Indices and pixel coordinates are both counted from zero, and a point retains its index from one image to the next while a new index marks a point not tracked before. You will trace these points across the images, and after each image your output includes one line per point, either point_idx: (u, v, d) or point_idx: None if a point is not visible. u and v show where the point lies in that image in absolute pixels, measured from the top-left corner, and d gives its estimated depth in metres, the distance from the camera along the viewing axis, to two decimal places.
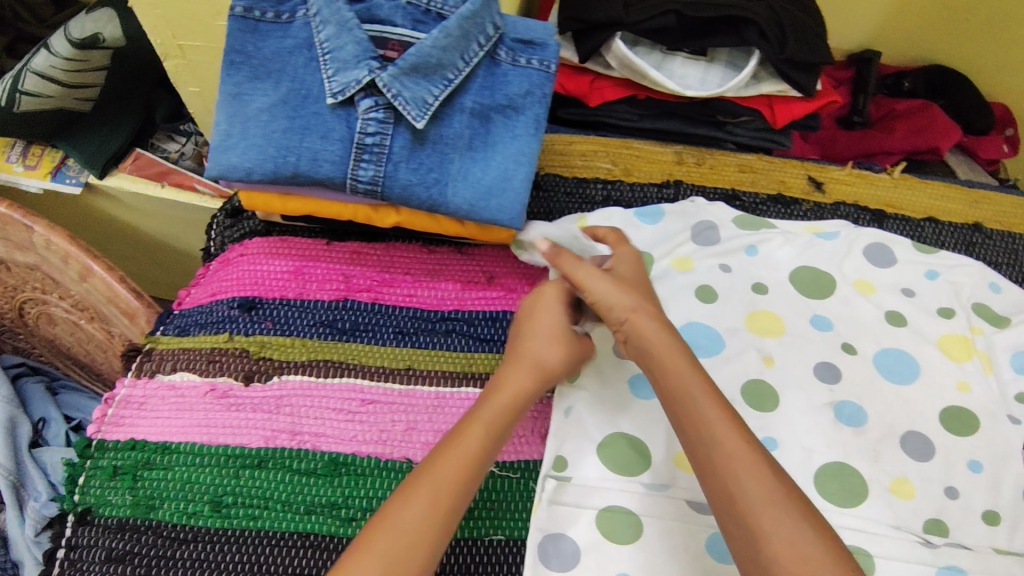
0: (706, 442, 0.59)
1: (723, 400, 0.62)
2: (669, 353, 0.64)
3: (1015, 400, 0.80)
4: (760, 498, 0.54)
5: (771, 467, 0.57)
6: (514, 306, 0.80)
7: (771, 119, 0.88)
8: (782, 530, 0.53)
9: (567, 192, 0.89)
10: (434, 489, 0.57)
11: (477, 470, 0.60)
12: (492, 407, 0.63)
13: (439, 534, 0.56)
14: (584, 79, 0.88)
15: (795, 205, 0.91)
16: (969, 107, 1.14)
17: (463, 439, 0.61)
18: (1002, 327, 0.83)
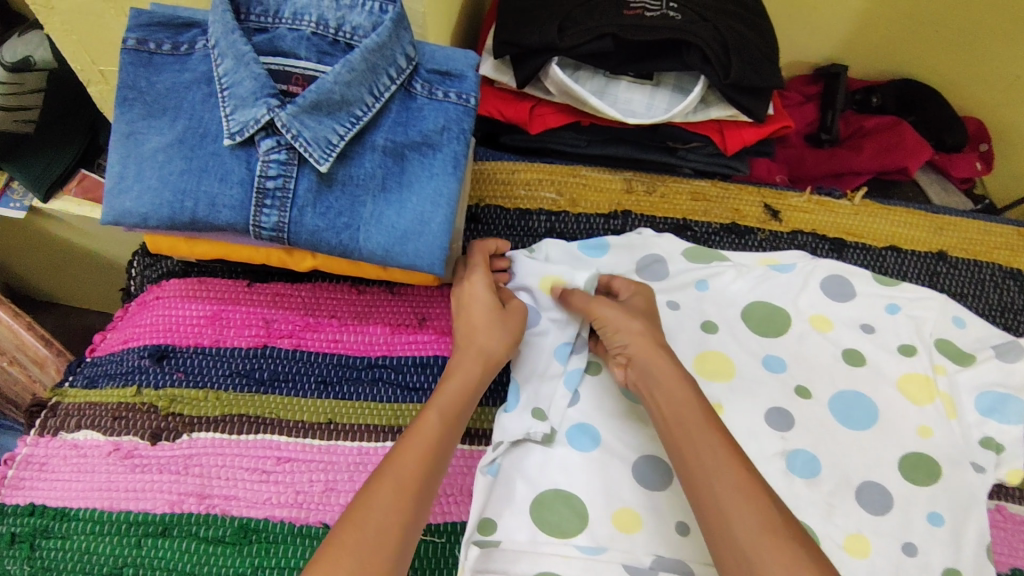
0: (705, 478, 0.56)
1: (722, 430, 0.60)
2: (672, 387, 0.64)
3: (979, 445, 0.75)
4: (758, 532, 0.52)
5: (769, 501, 0.54)
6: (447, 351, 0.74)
7: (722, 145, 0.83)
8: (776, 565, 0.50)
9: (508, 225, 0.85)
10: (395, 477, 0.56)
11: (439, 453, 0.60)
12: (445, 394, 0.64)
13: (410, 520, 0.54)
14: (524, 105, 0.83)
15: (749, 235, 0.86)
16: (941, 123, 1.09)
17: (419, 426, 0.60)
18: (968, 365, 0.78)
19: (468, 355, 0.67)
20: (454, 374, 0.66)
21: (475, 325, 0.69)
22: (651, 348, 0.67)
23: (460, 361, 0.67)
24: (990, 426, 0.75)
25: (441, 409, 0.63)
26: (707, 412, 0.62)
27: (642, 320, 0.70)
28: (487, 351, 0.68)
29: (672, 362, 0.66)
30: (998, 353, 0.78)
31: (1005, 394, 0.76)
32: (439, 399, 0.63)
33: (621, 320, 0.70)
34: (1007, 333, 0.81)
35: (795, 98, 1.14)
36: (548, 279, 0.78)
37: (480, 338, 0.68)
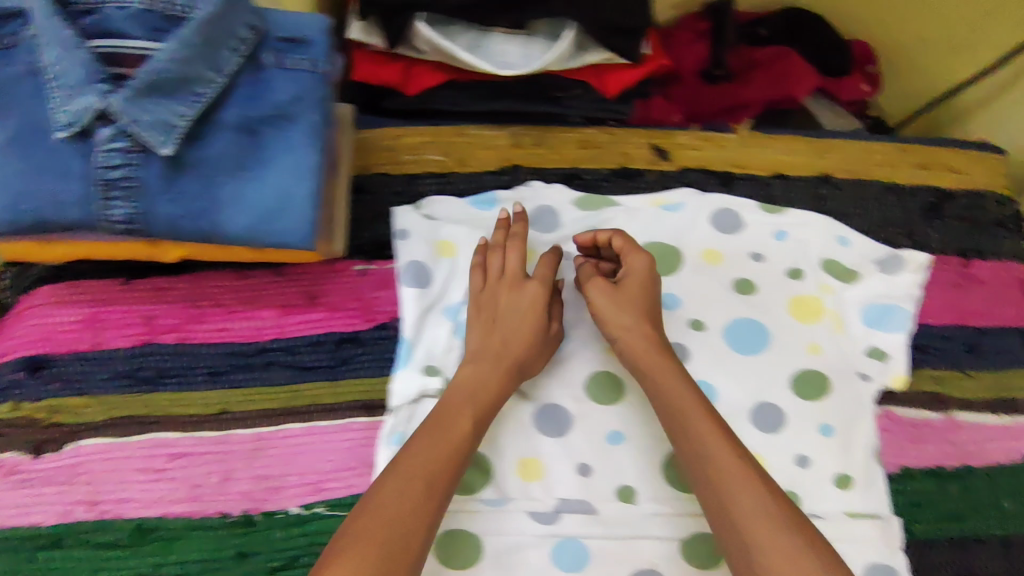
0: (703, 460, 0.60)
1: (716, 413, 0.64)
2: (662, 374, 0.66)
3: (866, 356, 0.78)
4: (755, 515, 0.56)
5: (764, 484, 0.58)
6: (339, 327, 0.73)
7: (602, 89, 0.82)
8: (773, 548, 0.54)
9: (396, 192, 0.81)
10: (423, 474, 0.58)
11: (465, 449, 0.62)
12: (471, 391, 0.66)
13: (435, 515, 0.57)
14: (395, 66, 0.80)
15: (639, 177, 0.86)
16: (826, 47, 1.11)
17: (449, 424, 0.62)
18: (852, 282, 0.82)
19: (504, 371, 0.67)
20: (486, 382, 0.66)
21: (515, 337, 0.69)
22: (643, 346, 0.68)
23: (487, 363, 0.67)
24: (875, 336, 0.79)
25: (469, 406, 0.64)
26: (702, 397, 0.65)
27: (632, 313, 0.69)
28: (522, 367, 0.68)
29: (663, 350, 0.68)
30: (881, 268, 0.82)
31: (888, 305, 0.80)
32: (466, 398, 0.65)
33: (609, 311, 0.70)
34: (888, 246, 0.84)
35: (686, 36, 1.12)
36: (441, 244, 0.77)
37: (518, 352, 0.68)
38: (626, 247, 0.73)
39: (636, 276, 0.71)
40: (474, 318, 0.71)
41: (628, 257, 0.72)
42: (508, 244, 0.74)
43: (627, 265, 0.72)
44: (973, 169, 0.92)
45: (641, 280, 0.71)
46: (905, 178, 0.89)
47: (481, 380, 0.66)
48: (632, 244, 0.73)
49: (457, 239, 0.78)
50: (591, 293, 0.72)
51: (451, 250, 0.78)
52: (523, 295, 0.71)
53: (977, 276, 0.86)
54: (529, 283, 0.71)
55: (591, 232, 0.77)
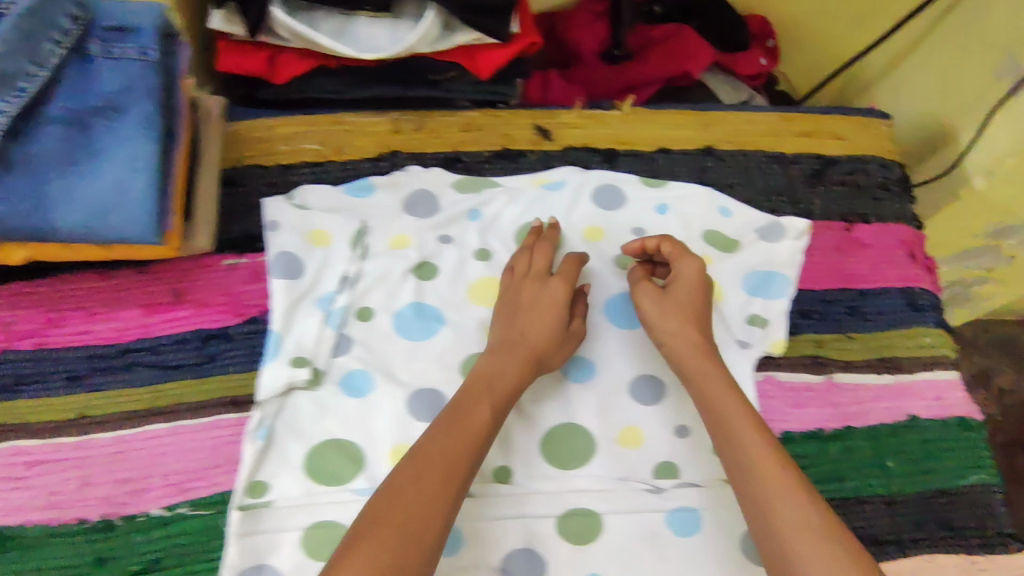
0: (748, 469, 0.59)
1: (762, 422, 0.62)
2: (706, 382, 0.66)
3: (745, 324, 0.78)
4: (796, 524, 0.54)
5: (805, 488, 0.57)
6: (206, 323, 0.72)
7: (475, 70, 0.81)
8: (812, 550, 0.53)
9: (269, 183, 0.80)
10: (443, 462, 0.57)
11: (485, 440, 0.61)
12: (493, 383, 0.65)
13: (453, 502, 0.56)
14: (260, 55, 0.78)
15: (521, 157, 0.85)
16: (724, 24, 1.11)
17: (470, 416, 0.61)
18: (733, 251, 0.82)
19: (522, 359, 0.67)
20: (507, 371, 0.66)
21: (534, 327, 0.69)
22: (685, 348, 0.69)
23: (509, 353, 0.67)
24: (755, 304, 0.79)
25: (492, 399, 0.63)
26: (747, 406, 0.64)
27: (676, 317, 0.71)
28: (543, 357, 0.68)
29: (709, 355, 0.68)
30: (761, 236, 0.83)
31: (767, 273, 0.81)
32: (490, 390, 0.64)
33: (654, 315, 0.72)
34: (769, 214, 0.85)
35: (585, 17, 1.12)
36: (312, 234, 0.76)
37: (539, 343, 0.68)
38: (677, 252, 0.74)
39: (686, 281, 0.72)
40: (499, 313, 0.72)
41: (680, 257, 0.74)
42: (535, 245, 0.77)
43: (678, 268, 0.73)
44: (857, 134, 0.93)
45: (693, 284, 0.72)
46: (788, 147, 0.90)
47: (501, 366, 0.66)
48: (683, 249, 0.75)
49: (331, 227, 0.77)
50: (638, 296, 0.74)
51: (326, 240, 0.76)
52: (546, 289, 0.72)
53: (860, 239, 0.86)
54: (552, 278, 0.73)
55: (640, 240, 0.78)
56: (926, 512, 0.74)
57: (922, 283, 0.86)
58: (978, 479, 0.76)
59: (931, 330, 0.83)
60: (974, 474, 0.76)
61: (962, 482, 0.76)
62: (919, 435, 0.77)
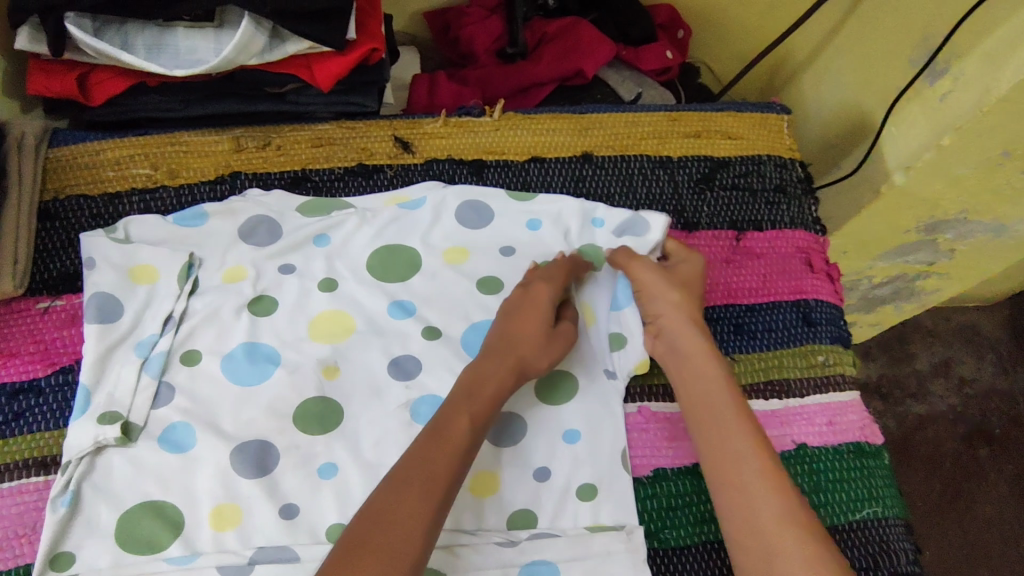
0: (732, 464, 0.59)
1: (750, 417, 0.62)
2: (697, 373, 0.65)
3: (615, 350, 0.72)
4: (780, 522, 0.55)
5: (783, 479, 0.58)
6: (14, 375, 0.66)
7: (316, 83, 0.74)
8: (789, 545, 0.53)
9: (93, 214, 0.73)
10: (423, 478, 0.55)
11: (468, 456, 0.58)
12: (478, 393, 0.62)
13: (434, 525, 0.53)
14: (70, 75, 0.71)
15: (377, 174, 0.79)
16: (625, 14, 1.03)
17: (452, 428, 0.58)
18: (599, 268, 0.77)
19: (502, 364, 0.64)
20: (489, 377, 0.63)
21: (516, 332, 0.67)
22: (680, 320, 0.69)
23: (496, 362, 0.64)
24: (625, 325, 0.74)
25: (474, 411, 0.60)
26: (738, 402, 0.63)
27: (680, 290, 0.70)
28: (525, 361, 0.65)
29: (698, 337, 0.67)
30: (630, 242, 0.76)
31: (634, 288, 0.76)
32: (471, 401, 0.61)
33: (660, 287, 0.71)
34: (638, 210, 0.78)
35: (476, 13, 1.04)
36: (135, 270, 0.70)
37: (523, 346, 0.66)
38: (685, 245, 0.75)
39: (689, 268, 0.73)
40: (494, 319, 0.69)
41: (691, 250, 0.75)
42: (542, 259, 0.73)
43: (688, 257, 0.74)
44: (754, 133, 0.85)
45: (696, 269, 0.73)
46: (675, 149, 0.83)
47: (482, 372, 0.63)
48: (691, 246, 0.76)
49: (156, 261, 0.70)
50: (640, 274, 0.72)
51: (149, 276, 0.70)
52: (530, 292, 0.70)
53: (750, 248, 0.79)
54: (535, 284, 0.70)
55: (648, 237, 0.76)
56: None
57: (818, 294, 0.79)
58: (874, 513, 0.69)
59: (824, 347, 0.76)
60: (868, 507, 0.69)
61: (853, 517, 0.68)
62: (805, 464, 0.70)
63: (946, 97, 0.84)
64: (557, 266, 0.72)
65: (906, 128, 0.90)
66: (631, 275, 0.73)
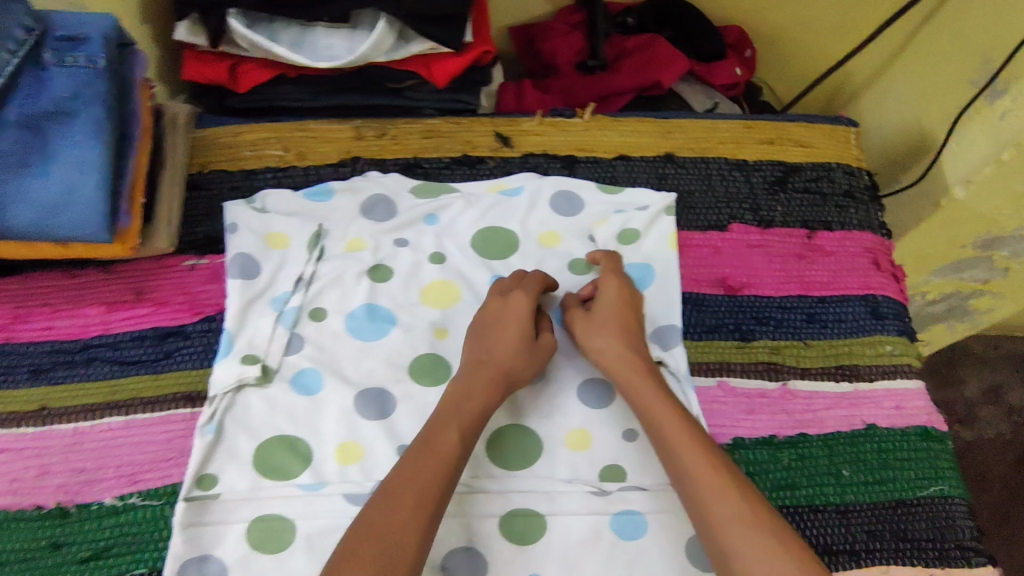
0: (685, 476, 0.61)
1: (697, 429, 0.64)
2: (640, 392, 0.68)
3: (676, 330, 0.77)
4: (735, 521, 0.56)
5: (734, 482, 0.59)
6: (165, 321, 0.74)
7: (433, 80, 0.83)
8: (748, 542, 0.55)
9: (233, 187, 0.83)
10: (414, 489, 0.58)
11: (457, 466, 0.61)
12: (466, 409, 0.65)
13: (426, 536, 0.56)
14: (223, 64, 0.81)
15: (480, 164, 0.87)
16: (696, 33, 1.12)
17: (438, 441, 0.62)
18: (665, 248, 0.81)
19: (489, 378, 0.68)
20: (472, 392, 0.66)
21: (495, 345, 0.70)
22: (618, 360, 0.70)
23: (479, 376, 0.68)
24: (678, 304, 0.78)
25: (461, 424, 0.64)
26: (683, 415, 0.65)
27: (611, 331, 0.72)
28: (510, 373, 0.69)
29: (640, 362, 0.70)
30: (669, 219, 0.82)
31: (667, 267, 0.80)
32: (455, 415, 0.64)
33: (586, 335, 0.73)
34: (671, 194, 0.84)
35: (561, 29, 1.14)
36: (271, 236, 0.78)
37: (506, 358, 0.69)
38: (609, 268, 0.77)
39: (609, 299, 0.74)
40: (469, 336, 0.73)
41: (607, 276, 0.76)
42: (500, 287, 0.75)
43: (602, 288, 0.75)
44: (823, 143, 0.92)
45: (612, 300, 0.74)
46: (750, 154, 0.90)
47: (468, 388, 0.67)
48: (616, 269, 0.77)
49: (288, 230, 0.79)
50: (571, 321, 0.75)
51: (282, 243, 0.78)
52: (508, 305, 0.73)
53: (822, 246, 0.85)
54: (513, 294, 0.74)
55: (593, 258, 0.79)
56: (882, 523, 0.71)
57: (885, 291, 0.84)
58: (940, 490, 0.73)
59: (892, 338, 0.81)
60: (934, 485, 0.73)
61: (920, 493, 0.73)
62: (875, 443, 0.75)
63: (1003, 116, 0.91)
64: (525, 282, 0.75)
65: (965, 146, 0.96)
66: (568, 322, 0.75)
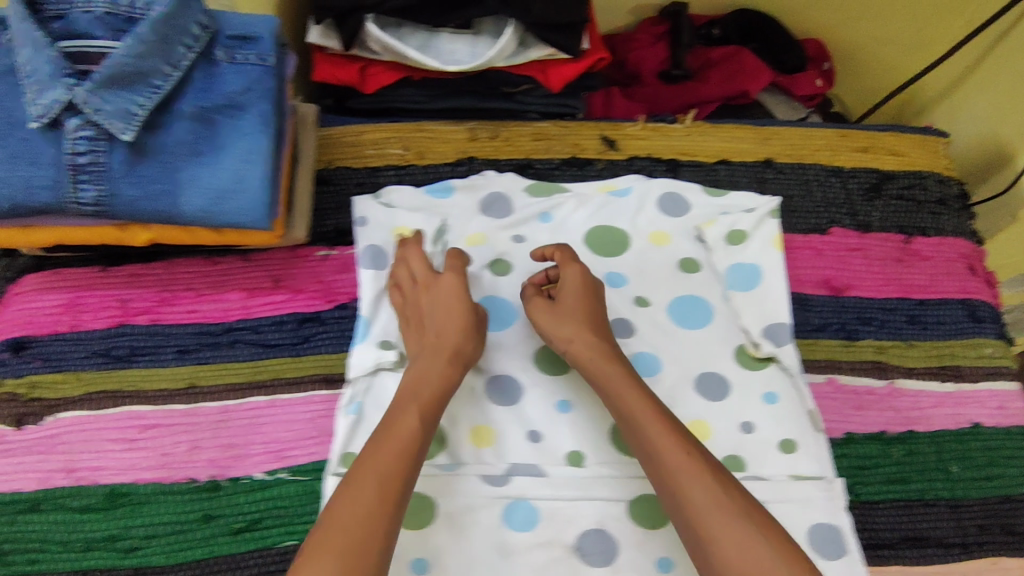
0: (658, 461, 0.61)
1: (666, 414, 0.64)
2: (608, 378, 0.68)
3: (784, 326, 0.80)
4: (710, 505, 0.57)
5: (707, 466, 0.60)
6: (303, 307, 0.78)
7: (548, 84, 0.88)
8: (723, 528, 0.56)
9: (358, 183, 0.88)
10: (380, 475, 0.58)
11: (420, 449, 0.62)
12: (425, 391, 0.66)
13: (392, 521, 0.57)
14: (354, 66, 0.86)
15: (588, 166, 0.92)
16: (778, 46, 1.16)
17: (399, 425, 0.62)
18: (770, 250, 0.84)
19: (442, 359, 0.68)
20: (429, 377, 0.67)
21: (447, 327, 0.70)
22: (591, 352, 0.70)
23: (431, 359, 0.68)
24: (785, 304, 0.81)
25: (422, 407, 0.64)
26: (651, 399, 0.65)
27: (574, 321, 0.72)
28: (459, 352, 0.69)
29: (606, 348, 0.70)
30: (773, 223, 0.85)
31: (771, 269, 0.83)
32: (416, 399, 0.65)
33: (553, 326, 0.72)
34: (775, 198, 0.87)
35: (645, 39, 1.17)
36: (396, 229, 0.82)
37: (452, 339, 0.70)
38: (564, 260, 0.76)
39: (569, 287, 0.74)
40: (406, 325, 0.74)
41: (567, 263, 0.76)
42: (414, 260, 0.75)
43: (563, 277, 0.75)
44: (916, 152, 0.95)
45: (575, 287, 0.74)
46: (847, 161, 0.93)
47: (421, 371, 0.68)
48: (569, 256, 0.77)
49: (413, 224, 0.83)
50: (534, 311, 0.74)
51: (406, 236, 0.82)
52: (439, 288, 0.73)
53: (919, 251, 0.88)
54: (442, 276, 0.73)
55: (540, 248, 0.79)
56: (990, 517, 0.75)
57: (982, 295, 0.87)
58: None
59: (991, 341, 0.84)
60: None
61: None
62: (980, 442, 0.78)
63: None
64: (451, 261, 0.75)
65: None
66: (529, 310, 0.75)
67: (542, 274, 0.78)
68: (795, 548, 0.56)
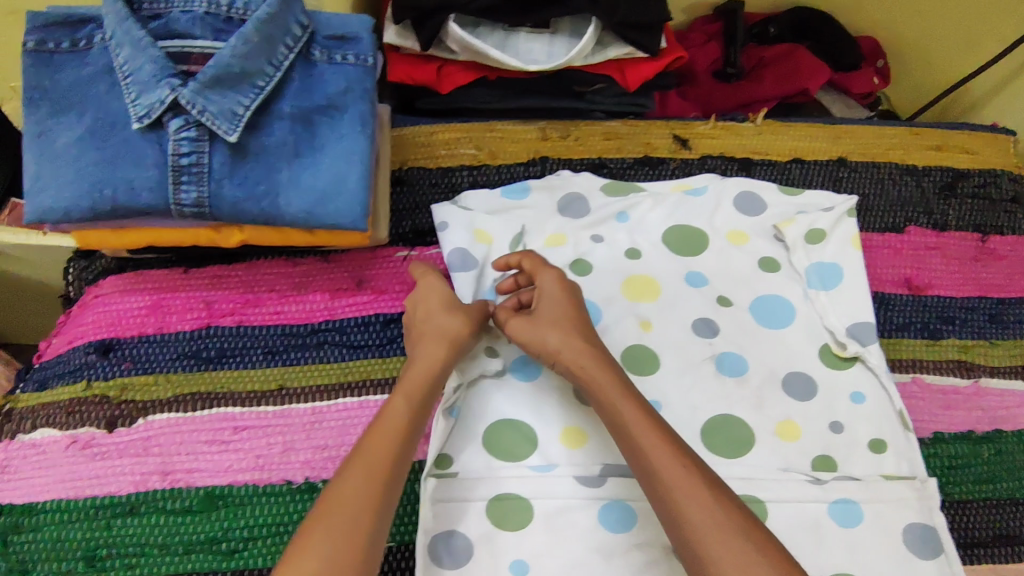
0: (655, 477, 0.59)
1: (662, 425, 0.62)
2: (602, 390, 0.65)
3: (869, 326, 0.79)
4: (710, 527, 0.55)
5: (706, 482, 0.58)
6: (387, 308, 0.78)
7: (624, 83, 0.87)
8: (725, 551, 0.54)
9: (433, 184, 0.87)
10: (371, 460, 0.58)
11: (411, 433, 0.62)
12: (413, 374, 0.65)
13: (383, 502, 0.56)
14: (431, 66, 0.85)
15: (662, 165, 0.91)
16: (835, 44, 1.15)
17: (389, 411, 0.62)
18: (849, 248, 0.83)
19: (435, 341, 0.67)
20: (420, 361, 0.66)
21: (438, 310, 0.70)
22: (578, 356, 0.67)
23: (422, 345, 0.68)
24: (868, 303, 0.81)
25: (413, 392, 0.64)
26: (646, 409, 0.63)
27: (557, 327, 0.69)
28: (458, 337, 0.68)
29: (600, 356, 0.68)
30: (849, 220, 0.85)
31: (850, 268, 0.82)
32: (407, 383, 0.65)
33: (536, 335, 0.69)
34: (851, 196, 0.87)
35: (699, 37, 1.16)
36: (476, 231, 0.82)
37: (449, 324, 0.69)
38: (534, 266, 0.74)
39: (546, 294, 0.72)
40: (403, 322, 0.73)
41: (541, 269, 0.74)
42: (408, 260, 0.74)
43: (539, 285, 0.73)
44: (986, 150, 0.95)
45: (551, 291, 0.72)
46: (918, 160, 0.93)
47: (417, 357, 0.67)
48: (539, 263, 0.74)
49: (492, 225, 0.82)
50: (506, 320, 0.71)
51: (486, 238, 0.82)
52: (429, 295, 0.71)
53: (996, 250, 0.88)
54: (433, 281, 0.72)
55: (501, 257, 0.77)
56: None
57: None
58: None
59: None
60: None
61: None
62: None
63: None
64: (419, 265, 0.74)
65: None
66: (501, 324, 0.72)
67: (507, 283, 0.77)
68: (792, 562, 0.54)
